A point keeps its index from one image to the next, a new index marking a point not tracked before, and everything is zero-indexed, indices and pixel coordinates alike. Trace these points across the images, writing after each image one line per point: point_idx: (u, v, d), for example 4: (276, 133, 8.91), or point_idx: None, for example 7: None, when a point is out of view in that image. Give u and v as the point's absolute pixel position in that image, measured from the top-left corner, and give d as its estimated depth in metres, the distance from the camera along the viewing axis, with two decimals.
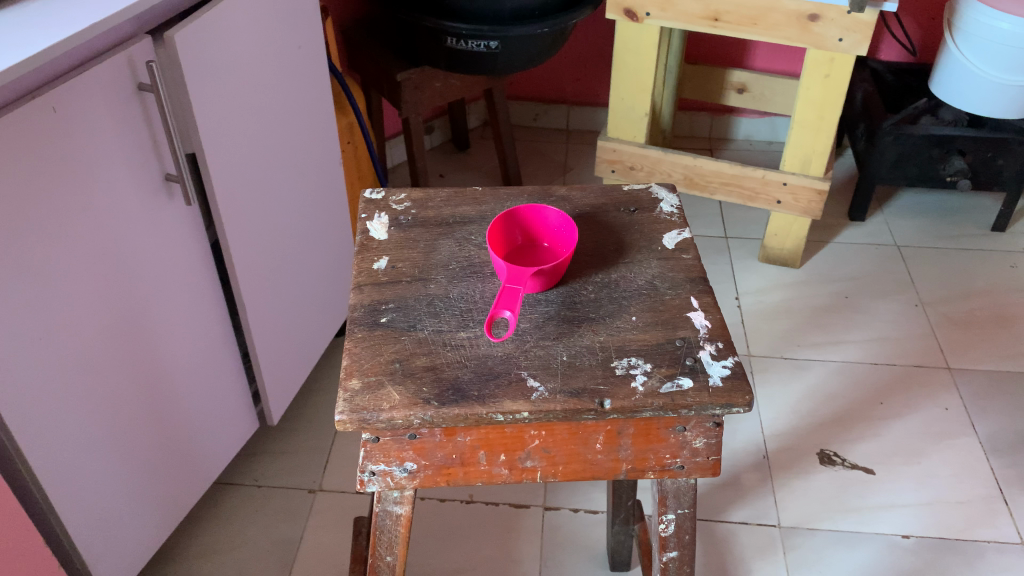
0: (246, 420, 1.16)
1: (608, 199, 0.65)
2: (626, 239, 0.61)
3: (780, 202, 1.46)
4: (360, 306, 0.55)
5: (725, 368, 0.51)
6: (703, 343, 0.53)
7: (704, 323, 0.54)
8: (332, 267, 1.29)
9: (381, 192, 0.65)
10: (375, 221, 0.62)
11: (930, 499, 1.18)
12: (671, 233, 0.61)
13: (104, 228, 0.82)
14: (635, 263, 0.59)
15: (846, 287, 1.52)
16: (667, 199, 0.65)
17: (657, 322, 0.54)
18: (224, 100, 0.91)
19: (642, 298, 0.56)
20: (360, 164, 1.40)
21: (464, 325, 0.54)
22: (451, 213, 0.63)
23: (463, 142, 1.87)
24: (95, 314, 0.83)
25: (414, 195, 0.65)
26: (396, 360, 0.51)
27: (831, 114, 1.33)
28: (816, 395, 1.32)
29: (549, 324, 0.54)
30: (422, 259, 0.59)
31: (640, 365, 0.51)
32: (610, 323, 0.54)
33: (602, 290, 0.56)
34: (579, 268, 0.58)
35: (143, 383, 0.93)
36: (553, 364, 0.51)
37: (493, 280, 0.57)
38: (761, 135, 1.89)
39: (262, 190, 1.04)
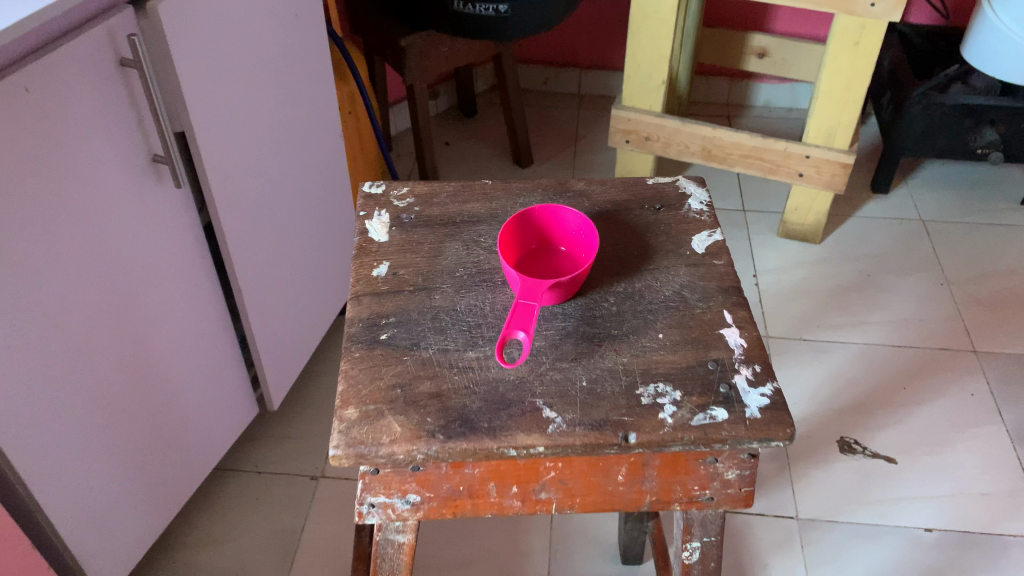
0: (246, 405, 1.12)
1: (632, 195, 0.62)
2: (652, 241, 0.58)
3: (802, 175, 1.39)
4: (359, 318, 0.54)
5: (763, 397, 0.49)
6: (739, 366, 0.50)
7: (739, 342, 0.52)
8: (334, 244, 1.23)
9: (382, 185, 0.64)
10: (375, 219, 0.61)
11: (954, 492, 1.14)
12: (702, 234, 0.59)
13: (87, 216, 0.76)
14: (664, 270, 0.56)
15: (868, 264, 1.46)
16: (696, 194, 0.62)
17: (687, 341, 0.51)
18: (216, 74, 0.85)
19: (670, 312, 0.53)
20: (362, 134, 1.33)
21: (471, 343, 0.52)
22: (459, 211, 0.61)
23: (470, 109, 1.80)
24: (79, 306, 0.79)
25: (418, 189, 0.63)
26: (397, 386, 0.49)
27: (859, 84, 1.26)
28: (835, 379, 1.27)
29: (569, 342, 0.51)
30: (427, 264, 0.57)
31: (669, 392, 0.49)
32: (635, 341, 0.51)
33: (626, 301, 0.54)
34: (602, 277, 0.56)
35: (133, 374, 0.89)
36: (573, 392, 0.49)
37: (505, 290, 0.55)
38: (780, 102, 1.82)
39: (258, 168, 0.99)
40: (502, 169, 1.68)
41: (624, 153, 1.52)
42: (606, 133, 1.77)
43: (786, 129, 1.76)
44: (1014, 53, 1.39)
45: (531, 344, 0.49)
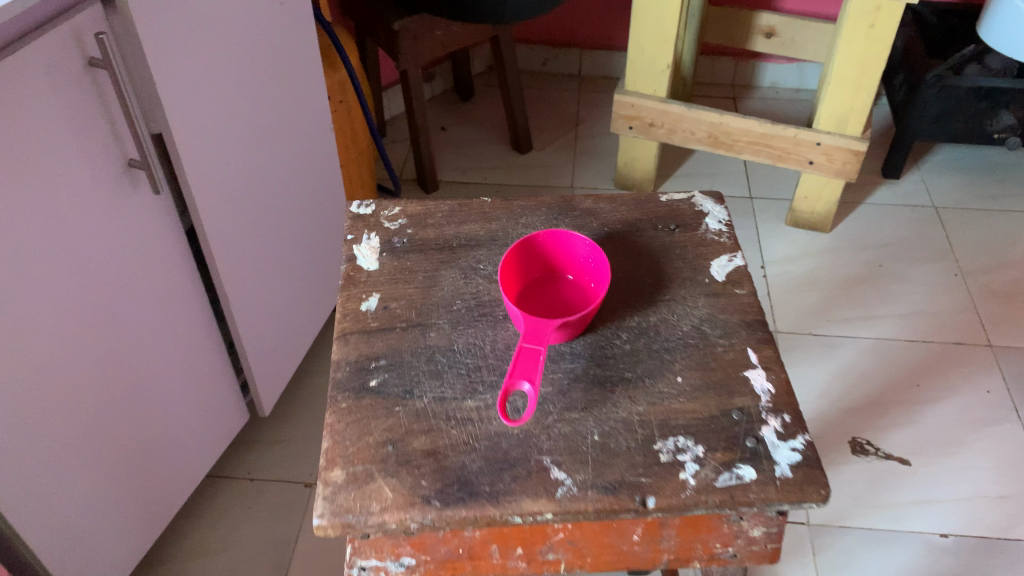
0: (236, 412, 1.08)
1: (644, 213, 0.68)
2: (670, 270, 0.64)
3: (812, 163, 1.34)
4: (349, 360, 0.58)
5: (793, 452, 0.52)
6: (769, 417, 0.54)
7: (767, 389, 0.56)
8: (325, 240, 1.19)
9: (370, 205, 0.69)
10: (363, 243, 0.67)
11: (971, 494, 1.10)
12: (721, 258, 0.65)
13: (57, 228, 0.71)
14: (684, 303, 0.61)
15: (880, 253, 1.41)
16: (714, 213, 0.69)
17: (709, 386, 0.56)
18: (194, 71, 0.80)
19: (689, 350, 0.58)
20: (354, 123, 1.28)
21: (470, 391, 0.55)
22: (456, 233, 0.67)
23: (466, 92, 1.74)
24: (52, 323, 0.74)
25: (412, 211, 0.69)
26: (388, 443, 0.53)
27: (873, 68, 1.20)
28: (848, 375, 1.23)
29: (591, 388, 0.55)
30: (421, 297, 0.62)
31: (691, 449, 0.52)
32: (653, 387, 0.55)
33: (641, 342, 0.58)
34: (618, 314, 0.60)
35: (114, 388, 0.85)
36: (585, 450, 0.52)
37: (506, 326, 0.59)
38: (787, 82, 1.76)
39: (242, 166, 0.93)
40: (500, 154, 1.63)
41: (627, 139, 1.46)
42: (607, 116, 1.71)
43: (793, 111, 1.70)
44: None
45: (535, 398, 0.52)
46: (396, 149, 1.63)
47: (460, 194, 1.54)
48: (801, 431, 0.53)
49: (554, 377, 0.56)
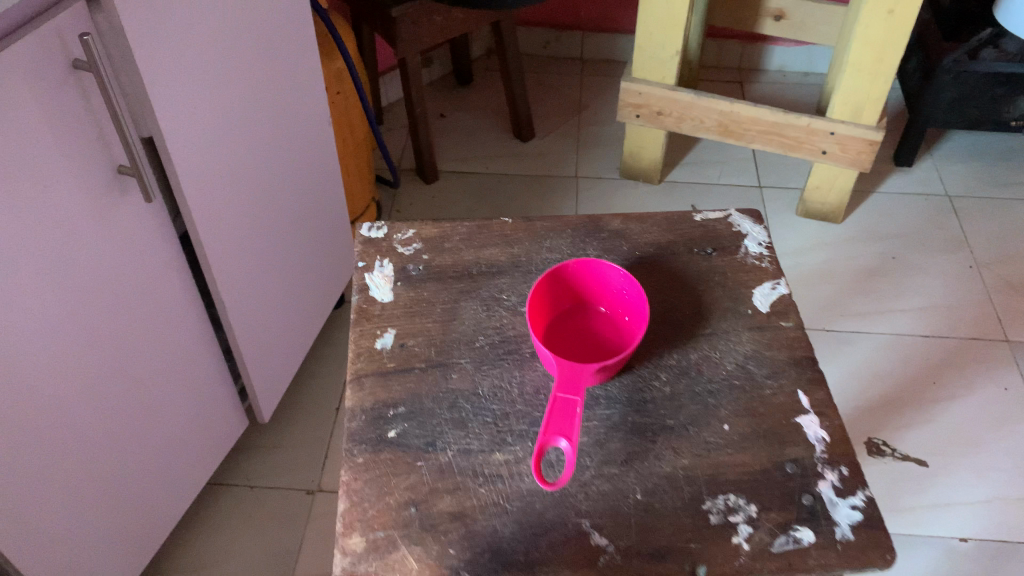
0: (235, 418, 1.05)
1: (678, 235, 0.72)
2: (709, 298, 0.67)
3: (825, 152, 1.30)
4: (362, 410, 0.59)
5: (855, 509, 0.53)
6: (826, 471, 0.55)
7: (822, 437, 0.57)
8: (324, 238, 1.15)
9: (380, 230, 0.72)
10: (376, 272, 0.68)
11: (990, 496, 1.07)
12: (765, 285, 0.68)
13: (44, 243, 0.67)
14: (731, 342, 0.63)
15: (893, 245, 1.38)
16: (755, 235, 0.72)
17: (757, 434, 0.57)
18: (184, 69, 0.75)
19: (735, 393, 0.60)
20: (352, 114, 1.23)
21: (497, 443, 0.56)
22: (477, 258, 0.70)
23: (466, 77, 1.69)
24: (39, 342, 0.70)
25: (428, 233, 0.72)
26: (410, 503, 0.53)
27: (892, 55, 1.15)
28: (863, 372, 1.20)
29: (633, 438, 0.57)
30: (441, 332, 0.64)
31: (744, 508, 0.53)
32: (700, 436, 0.57)
33: (686, 387, 0.60)
34: (659, 356, 0.62)
35: (107, 404, 0.81)
36: (627, 511, 0.53)
37: (534, 365, 0.61)
38: (795, 66, 1.71)
39: (237, 166, 0.88)
40: (501, 143, 1.58)
41: (634, 127, 1.42)
42: (611, 102, 1.67)
43: (801, 95, 1.66)
44: None
45: (572, 458, 0.52)
46: (393, 137, 1.58)
47: (460, 184, 1.50)
48: (859, 485, 0.54)
49: (592, 426, 0.58)
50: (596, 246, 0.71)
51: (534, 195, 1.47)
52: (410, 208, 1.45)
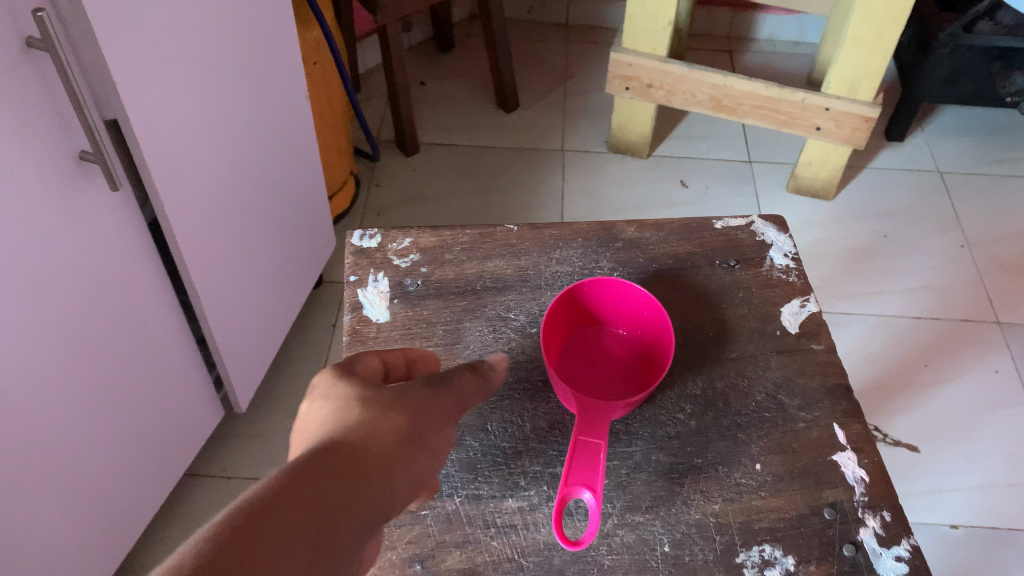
0: (211, 409, 1.01)
1: (700, 244, 0.72)
2: (733, 315, 0.66)
3: (819, 129, 1.26)
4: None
5: (899, 560, 0.53)
6: (869, 517, 0.55)
7: (861, 477, 0.57)
8: (302, 218, 1.10)
9: (374, 239, 0.71)
10: (370, 287, 0.67)
11: (982, 482, 1.06)
12: (794, 302, 0.67)
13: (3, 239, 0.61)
14: (762, 367, 0.63)
15: (885, 224, 1.36)
16: (780, 244, 0.72)
17: (792, 474, 0.57)
18: (150, 45, 0.69)
19: (769, 428, 0.59)
20: (331, 86, 1.17)
21: (510, 489, 0.56)
22: (484, 269, 0.69)
23: (447, 43, 1.63)
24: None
25: (425, 243, 0.70)
26: (416, 559, 0.53)
27: (892, 29, 1.11)
28: (857, 355, 1.19)
29: (659, 481, 0.57)
30: (447, 351, 0.63)
31: (782, 558, 0.53)
32: (731, 478, 0.57)
33: (714, 423, 0.60)
34: (685, 386, 0.62)
35: (75, 402, 0.76)
36: (654, 565, 0.53)
37: (549, 394, 0.61)
38: (786, 35, 1.67)
39: (209, 147, 0.83)
40: (484, 113, 1.53)
41: (622, 100, 1.37)
42: (598, 71, 1.62)
43: (792, 66, 1.62)
44: None
45: (598, 509, 0.48)
46: (372, 107, 1.52)
47: (443, 157, 1.45)
48: (901, 531, 0.54)
49: (614, 466, 0.57)
50: (610, 258, 0.70)
51: (519, 169, 1.43)
52: (390, 182, 1.40)
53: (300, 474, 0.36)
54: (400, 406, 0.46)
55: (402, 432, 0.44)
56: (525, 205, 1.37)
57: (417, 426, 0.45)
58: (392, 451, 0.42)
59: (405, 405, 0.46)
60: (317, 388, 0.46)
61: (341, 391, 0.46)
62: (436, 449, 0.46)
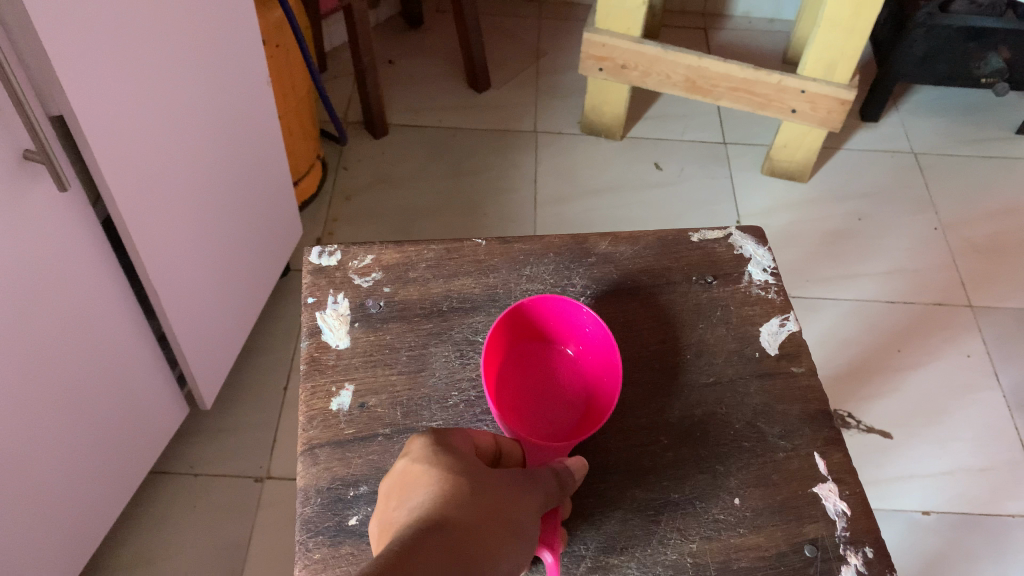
0: (174, 407, 0.98)
1: (676, 259, 0.71)
2: (708, 336, 0.66)
3: (795, 111, 1.24)
4: (318, 491, 0.56)
5: None
6: (850, 553, 0.55)
7: (842, 510, 0.57)
8: (266, 207, 1.06)
9: (333, 256, 0.69)
10: (329, 310, 0.66)
11: (953, 468, 1.06)
12: (772, 322, 0.68)
13: None
14: (740, 391, 0.63)
15: (859, 206, 1.36)
16: (758, 258, 0.72)
17: (772, 508, 0.57)
18: (96, 35, 0.65)
19: (746, 458, 0.60)
20: (295, 69, 1.13)
21: None
22: (452, 287, 0.68)
23: (415, 19, 1.58)
24: None
25: (388, 261, 0.69)
26: None
27: (870, 10, 1.09)
28: (831, 340, 1.18)
29: (634, 519, 0.56)
30: (414, 377, 0.62)
31: None
32: (709, 513, 0.57)
33: (693, 455, 0.60)
34: (662, 414, 0.62)
35: (28, 410, 0.72)
36: None
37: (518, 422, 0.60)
38: (761, 12, 1.65)
39: (164, 141, 0.79)
40: (454, 92, 1.49)
41: (596, 81, 1.34)
42: (571, 48, 1.59)
43: (768, 43, 1.60)
44: None
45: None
46: (339, 87, 1.48)
47: (413, 138, 1.41)
48: (883, 569, 0.54)
49: (588, 503, 0.57)
50: (583, 276, 0.70)
51: (491, 151, 1.40)
52: (358, 166, 1.36)
53: (396, 560, 0.35)
54: (494, 492, 0.43)
55: (497, 520, 0.41)
56: (497, 189, 1.34)
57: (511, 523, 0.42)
58: (488, 534, 0.40)
59: (499, 492, 0.43)
60: (414, 451, 0.45)
61: (437, 460, 0.44)
62: (528, 543, 0.43)
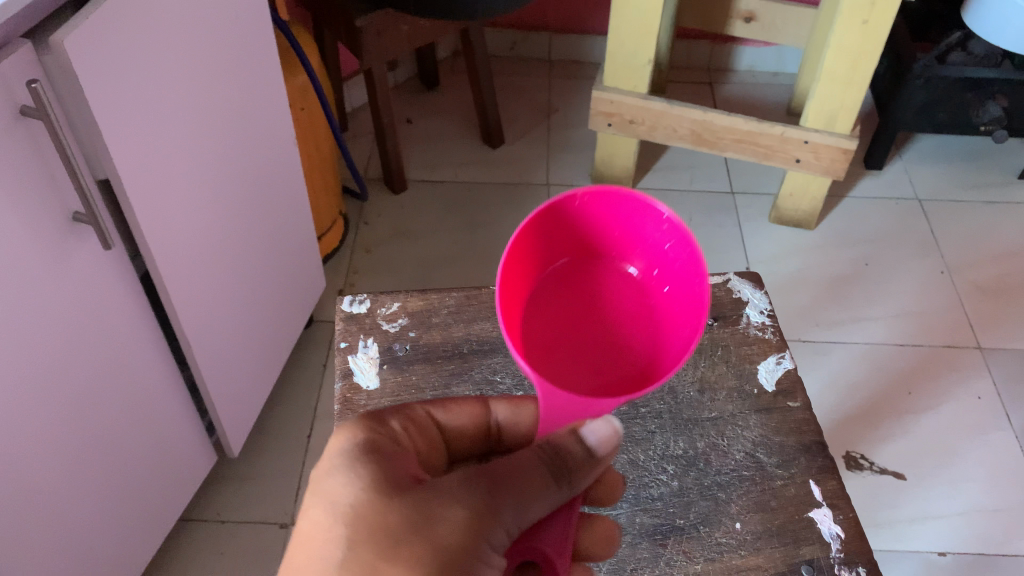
0: (202, 455, 1.01)
1: None
2: (712, 374, 0.70)
3: (799, 161, 1.29)
4: None
5: None
6: (844, 571, 0.58)
7: (837, 533, 0.60)
8: (291, 259, 1.11)
9: (363, 304, 0.73)
10: (360, 354, 0.70)
11: (967, 508, 1.07)
12: (770, 360, 0.72)
13: (6, 305, 0.62)
14: (740, 425, 0.67)
15: (866, 251, 1.39)
16: (757, 302, 0.76)
17: (770, 531, 0.60)
18: (139, 107, 0.70)
19: (745, 485, 0.63)
20: (318, 129, 1.18)
21: None
22: (471, 331, 0.72)
23: (432, 80, 1.65)
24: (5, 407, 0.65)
25: (415, 307, 0.73)
26: None
27: (867, 64, 1.13)
28: (841, 383, 1.20)
29: (642, 543, 0.60)
30: None
31: None
32: (712, 536, 0.60)
33: (695, 482, 0.63)
34: (667, 446, 0.65)
35: (71, 457, 0.76)
36: None
37: None
38: (765, 66, 1.71)
39: (198, 200, 0.84)
40: (469, 147, 1.55)
41: (606, 135, 1.40)
42: (581, 104, 1.65)
43: (772, 96, 1.65)
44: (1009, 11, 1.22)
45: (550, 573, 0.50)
46: (359, 145, 1.54)
47: (430, 193, 1.47)
48: None
49: None
50: None
51: (506, 203, 1.45)
52: (378, 220, 1.41)
53: None
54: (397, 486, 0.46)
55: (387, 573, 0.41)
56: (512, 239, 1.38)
57: (413, 543, 0.42)
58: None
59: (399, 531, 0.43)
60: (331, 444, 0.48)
61: (345, 459, 0.47)
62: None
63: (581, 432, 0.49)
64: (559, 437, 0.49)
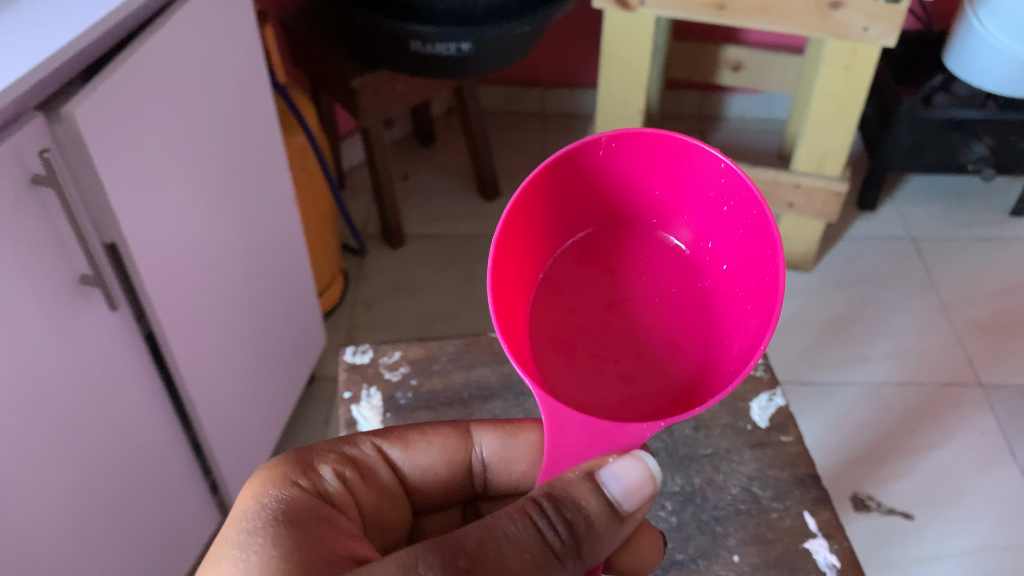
0: (207, 515, 1.01)
1: None
2: (709, 413, 0.72)
3: (792, 205, 1.31)
4: None
5: None
6: None
7: (833, 563, 0.60)
8: (292, 316, 1.13)
9: (366, 354, 0.75)
10: (363, 403, 0.71)
11: (977, 546, 1.07)
12: (762, 397, 0.73)
13: (19, 369, 0.64)
14: (737, 459, 0.68)
15: (862, 291, 1.41)
16: None
17: (767, 562, 0.61)
18: (144, 171, 0.72)
19: (742, 518, 0.64)
20: (318, 186, 1.21)
21: None
22: (470, 377, 0.73)
23: (428, 136, 1.69)
24: (16, 469, 0.66)
25: (416, 355, 0.74)
26: None
27: (852, 108, 1.16)
28: (845, 424, 1.21)
29: None
30: None
31: None
32: (711, 568, 0.61)
33: (693, 515, 0.64)
34: (665, 481, 0.67)
35: (81, 519, 0.76)
36: None
37: None
38: (755, 112, 1.75)
39: (202, 259, 0.86)
40: (467, 202, 1.58)
41: None
42: None
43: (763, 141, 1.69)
44: (991, 55, 1.25)
45: None
46: (358, 203, 1.57)
47: (429, 248, 1.49)
48: None
49: None
50: None
51: None
52: (376, 276, 1.43)
53: None
54: (320, 533, 0.47)
55: None
56: None
57: None
58: None
59: None
60: (237, 499, 0.50)
61: (251, 518, 0.47)
62: None
63: (604, 481, 0.47)
64: (576, 490, 0.47)
